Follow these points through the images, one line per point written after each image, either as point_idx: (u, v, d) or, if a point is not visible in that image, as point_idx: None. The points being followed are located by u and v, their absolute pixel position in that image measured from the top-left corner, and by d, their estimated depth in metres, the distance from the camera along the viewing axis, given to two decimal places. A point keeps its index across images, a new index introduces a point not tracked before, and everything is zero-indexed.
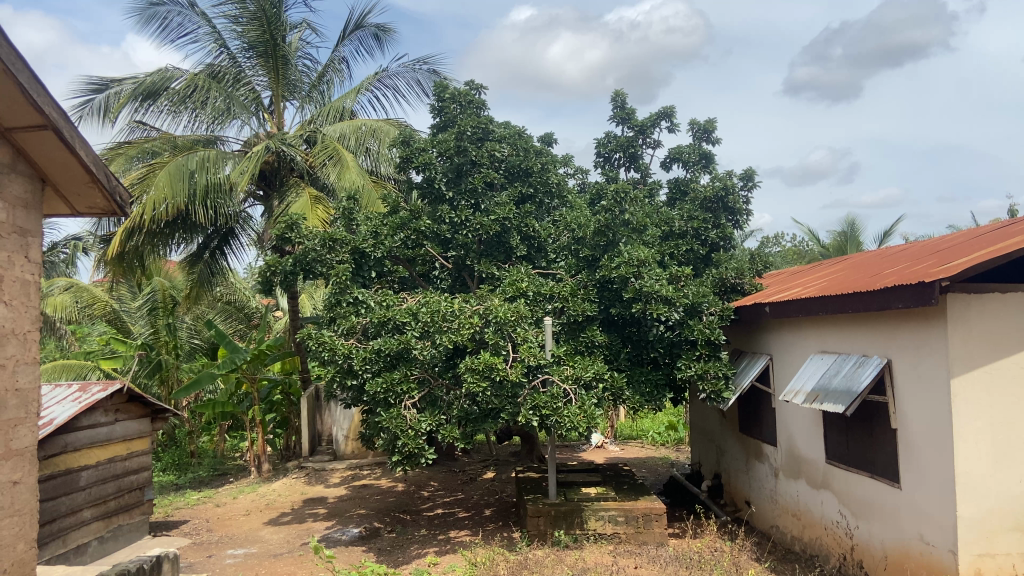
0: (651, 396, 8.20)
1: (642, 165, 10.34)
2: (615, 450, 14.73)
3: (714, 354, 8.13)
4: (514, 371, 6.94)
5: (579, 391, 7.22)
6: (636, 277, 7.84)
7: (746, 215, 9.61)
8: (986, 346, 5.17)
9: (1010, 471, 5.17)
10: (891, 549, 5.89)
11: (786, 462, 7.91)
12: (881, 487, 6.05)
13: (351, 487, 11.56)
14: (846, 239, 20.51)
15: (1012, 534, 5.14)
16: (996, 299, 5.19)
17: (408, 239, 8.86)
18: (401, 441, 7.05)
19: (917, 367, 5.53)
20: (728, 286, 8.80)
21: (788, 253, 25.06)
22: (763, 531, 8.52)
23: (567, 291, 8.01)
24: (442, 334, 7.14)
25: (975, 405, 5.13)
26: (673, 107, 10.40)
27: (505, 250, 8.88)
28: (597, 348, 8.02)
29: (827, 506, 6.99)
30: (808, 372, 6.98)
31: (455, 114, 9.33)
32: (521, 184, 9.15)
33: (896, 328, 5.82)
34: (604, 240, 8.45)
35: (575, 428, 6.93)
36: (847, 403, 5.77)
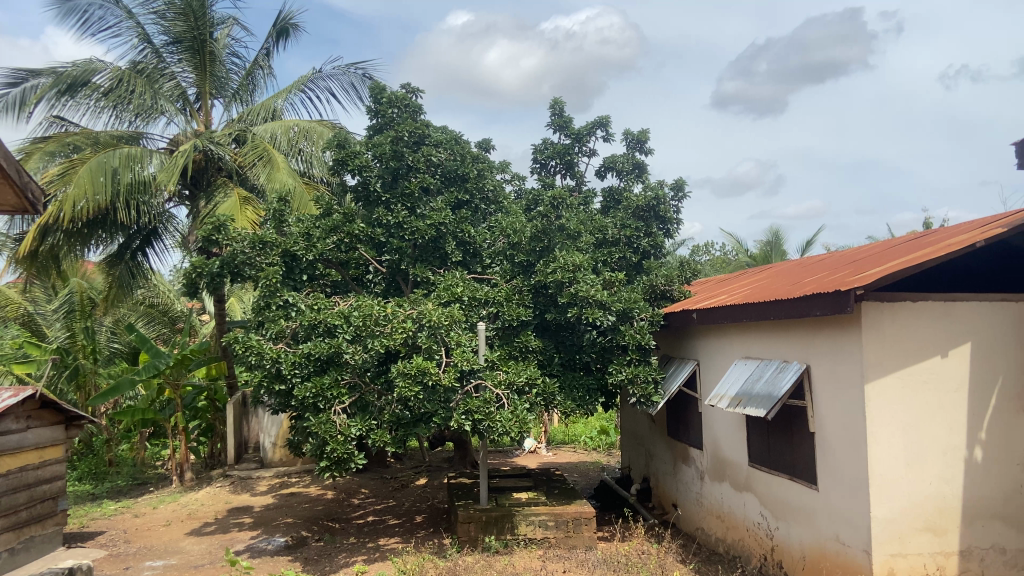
0: (583, 400, 8.27)
1: (578, 173, 10.45)
2: (549, 455, 14.83)
3: (644, 358, 8.26)
4: (447, 376, 6.92)
5: (512, 396, 7.30)
6: (571, 282, 7.93)
7: (677, 224, 9.83)
8: (898, 352, 5.40)
9: (921, 472, 5.38)
10: (809, 550, 6.08)
11: (711, 465, 8.11)
12: (800, 489, 6.24)
13: (279, 495, 11.32)
14: (771, 248, 21.19)
15: (923, 535, 5.35)
16: (907, 308, 5.42)
17: (341, 242, 8.65)
18: (329, 446, 6.94)
19: (835, 373, 5.73)
20: (658, 293, 9.01)
21: (717, 262, 25.70)
22: (688, 533, 8.72)
23: (502, 296, 8.01)
24: (374, 338, 7.05)
25: (887, 410, 5.35)
26: (608, 116, 10.55)
27: (440, 255, 8.83)
28: (531, 353, 7.96)
29: (749, 507, 7.18)
30: (732, 377, 7.16)
31: (392, 118, 9.24)
32: (457, 189, 9.14)
33: (814, 335, 6.04)
34: (539, 245, 8.44)
35: (507, 433, 6.98)
36: (769, 407, 5.94)
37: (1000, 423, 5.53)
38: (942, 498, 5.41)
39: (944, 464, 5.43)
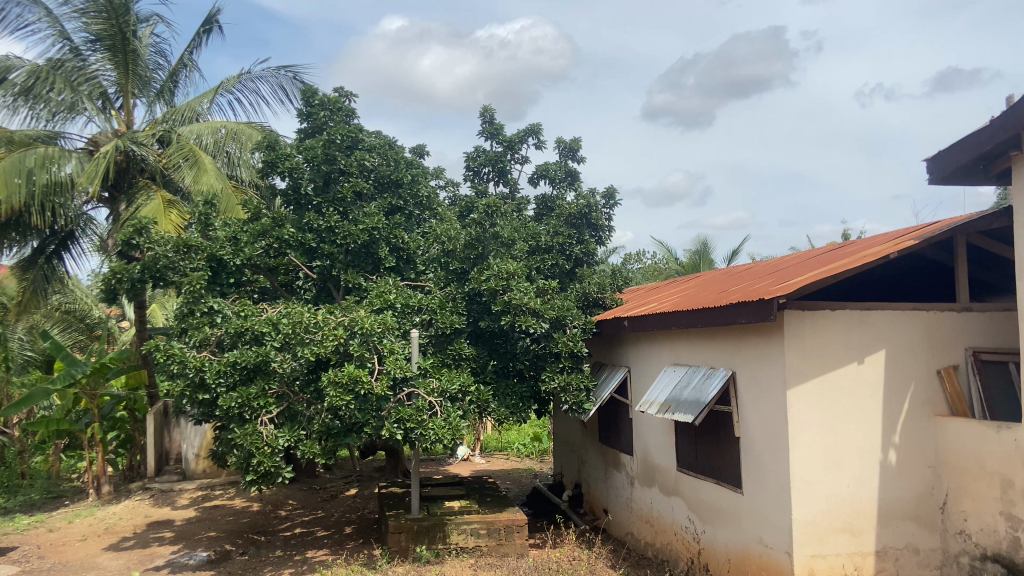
0: (516, 408, 8.28)
1: (511, 180, 10.48)
2: (481, 463, 14.79)
3: (577, 365, 8.34)
4: (379, 384, 6.83)
5: (445, 403, 7.25)
6: (504, 289, 7.94)
7: (609, 231, 9.93)
8: (818, 359, 5.59)
9: (839, 475, 5.57)
10: (734, 553, 6.22)
11: (641, 470, 8.21)
12: (726, 493, 6.39)
13: (202, 508, 10.96)
14: (699, 257, 21.67)
15: (841, 536, 5.54)
16: (826, 317, 5.61)
17: (269, 247, 8.57)
18: (255, 459, 6.75)
19: (759, 380, 5.89)
20: (590, 301, 9.12)
21: (649, 271, 26.12)
22: (619, 538, 8.79)
23: (436, 303, 7.95)
24: (304, 346, 6.91)
25: (808, 415, 5.53)
26: (541, 124, 10.62)
27: (373, 261, 8.72)
28: (464, 360, 7.95)
29: (677, 511, 7.31)
30: (661, 384, 7.27)
31: (323, 121, 9.08)
32: (390, 195, 9.05)
33: (740, 343, 6.20)
34: (472, 253, 8.46)
35: (440, 441, 6.95)
36: (696, 413, 6.06)
37: (913, 427, 5.77)
38: (859, 500, 5.61)
39: (860, 467, 5.63)
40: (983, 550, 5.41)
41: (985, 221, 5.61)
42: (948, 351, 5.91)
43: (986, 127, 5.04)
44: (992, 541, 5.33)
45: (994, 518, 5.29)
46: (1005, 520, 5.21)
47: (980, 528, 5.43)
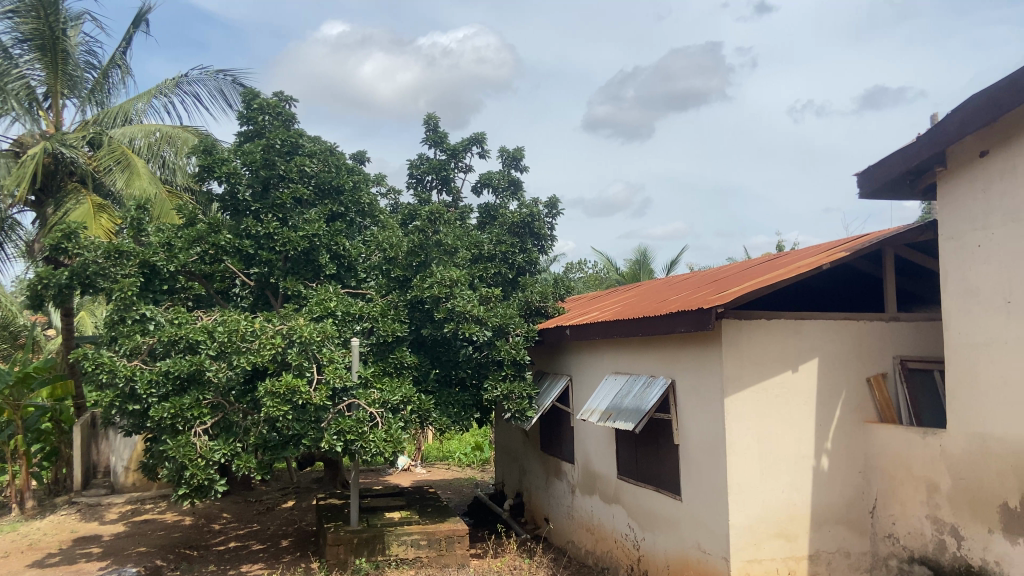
0: (459, 416, 8.22)
1: (455, 189, 10.44)
2: (422, 473, 14.67)
3: (519, 374, 8.34)
4: (318, 394, 6.70)
5: (386, 414, 7.17)
6: (447, 297, 7.90)
7: (552, 241, 9.95)
8: (754, 367, 5.71)
9: (775, 480, 5.70)
10: (672, 559, 6.30)
11: (581, 478, 8.27)
12: (665, 499, 6.47)
13: (132, 522, 10.56)
14: (639, 267, 21.99)
15: (776, 541, 5.66)
16: (762, 326, 5.74)
17: (206, 253, 8.38)
18: (188, 471, 6.55)
19: (697, 388, 5.99)
20: (533, 309, 9.17)
21: (590, 280, 26.39)
22: (561, 547, 8.79)
23: (377, 311, 7.84)
24: (240, 355, 6.73)
25: (745, 423, 5.64)
26: (484, 133, 10.62)
27: (313, 268, 8.57)
28: (406, 369, 7.87)
29: (617, 519, 7.36)
30: (602, 392, 7.33)
31: (263, 125, 8.88)
32: (331, 201, 8.89)
33: (679, 352, 6.29)
34: (415, 260, 8.39)
35: (380, 453, 6.89)
36: (636, 421, 6.13)
37: (844, 433, 5.95)
38: (793, 505, 5.74)
39: (794, 472, 5.77)
40: (911, 553, 5.58)
41: (911, 234, 5.84)
42: (877, 359, 6.11)
43: (914, 143, 5.24)
44: (920, 544, 5.50)
45: (922, 521, 5.47)
46: (932, 523, 5.38)
47: (908, 531, 5.61)
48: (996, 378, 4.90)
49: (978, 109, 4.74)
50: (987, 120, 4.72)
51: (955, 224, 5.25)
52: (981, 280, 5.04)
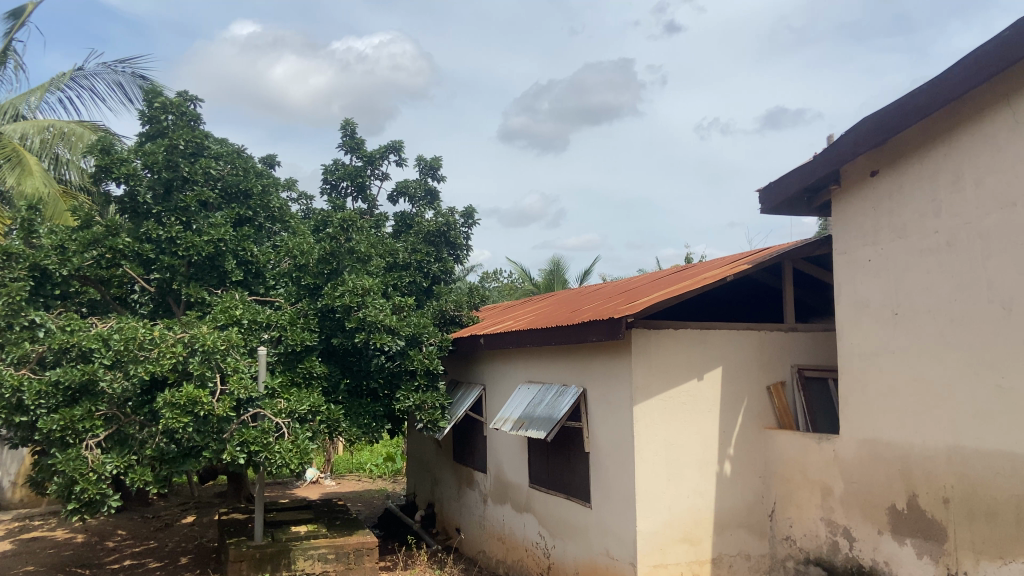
0: (369, 427, 8.09)
1: (370, 196, 10.29)
2: (331, 485, 14.36)
3: (431, 384, 8.35)
4: (221, 405, 6.45)
5: (293, 424, 6.97)
6: (359, 306, 7.78)
7: (467, 250, 9.96)
8: (662, 376, 5.85)
9: (680, 486, 5.84)
10: (582, 565, 6.37)
11: (493, 487, 8.26)
12: (575, 507, 6.54)
13: (17, 541, 9.90)
14: (554, 278, 22.24)
15: (681, 545, 5.79)
16: (670, 336, 5.90)
17: (102, 257, 7.90)
18: (78, 486, 6.17)
19: (607, 396, 6.09)
20: (447, 318, 9.18)
21: (506, 290, 26.53)
22: (471, 557, 8.78)
23: (286, 319, 7.61)
24: (137, 364, 6.42)
25: (652, 430, 5.77)
26: (401, 141, 10.53)
27: (218, 274, 8.28)
28: (315, 379, 7.68)
29: (528, 528, 7.39)
30: (515, 401, 7.35)
31: (166, 125, 8.52)
32: (238, 206, 8.64)
33: (590, 361, 6.39)
34: (327, 268, 8.15)
35: (286, 465, 6.68)
36: (549, 429, 6.18)
37: (745, 440, 6.16)
38: (697, 509, 5.90)
39: (699, 478, 5.93)
40: (806, 554, 5.80)
41: (809, 248, 6.13)
42: (776, 367, 6.36)
43: (810, 162, 5.50)
44: (815, 546, 5.73)
45: (817, 524, 5.71)
46: (826, 525, 5.62)
47: (804, 533, 5.84)
48: (885, 386, 5.18)
49: (870, 131, 5.02)
50: (878, 142, 5.00)
51: (848, 239, 5.54)
52: (871, 293, 5.33)
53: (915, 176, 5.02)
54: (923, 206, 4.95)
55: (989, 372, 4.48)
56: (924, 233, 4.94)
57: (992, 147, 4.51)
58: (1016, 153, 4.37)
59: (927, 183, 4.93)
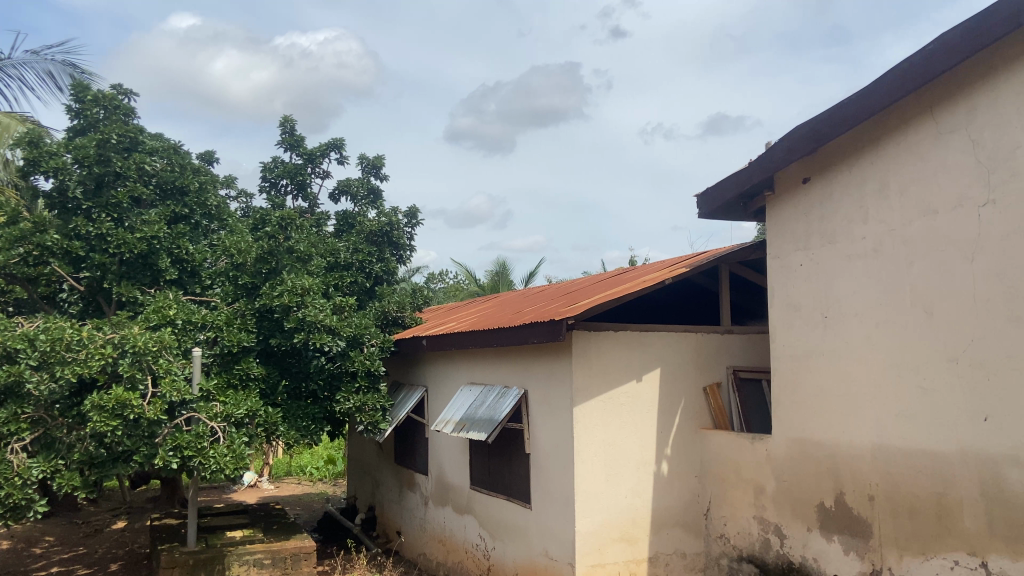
0: (308, 430, 7.92)
1: (310, 195, 10.14)
2: (270, 488, 14.09)
3: (373, 385, 8.32)
4: (152, 408, 6.27)
5: (228, 428, 6.81)
6: (298, 306, 7.65)
7: (410, 250, 9.90)
8: (602, 377, 5.91)
9: (618, 487, 5.91)
10: (521, 566, 6.39)
11: (435, 490, 8.22)
12: (515, 508, 6.56)
13: None
14: (499, 279, 22.27)
15: (618, 545, 5.86)
16: (610, 338, 5.96)
17: (29, 254, 7.60)
18: (2, 492, 5.93)
19: (548, 397, 6.12)
20: (389, 319, 9.17)
21: (452, 291, 26.46)
22: (412, 560, 8.73)
23: (223, 319, 7.43)
24: (64, 366, 6.17)
25: (591, 431, 5.82)
26: (343, 138, 10.40)
27: (151, 273, 8.05)
28: (252, 381, 7.51)
29: (468, 529, 7.39)
30: (456, 403, 7.32)
31: (97, 119, 8.23)
32: (174, 203, 8.40)
33: (531, 362, 6.41)
34: (265, 267, 7.99)
35: (221, 470, 6.50)
36: (489, 430, 6.19)
37: (682, 440, 6.27)
38: (634, 509, 5.97)
39: (637, 478, 6.01)
40: (739, 552, 5.93)
41: (744, 252, 6.27)
42: (712, 369, 6.49)
43: (746, 168, 5.62)
44: (747, 543, 5.86)
45: (749, 521, 5.84)
46: (758, 523, 5.75)
47: (737, 531, 5.96)
48: (815, 387, 5.33)
49: (802, 140, 5.16)
50: (810, 150, 5.14)
51: (781, 244, 5.69)
52: (802, 296, 5.48)
53: (843, 184, 5.18)
54: (852, 212, 5.12)
55: (912, 374, 4.65)
56: (852, 239, 5.10)
57: (916, 157, 4.69)
58: (939, 163, 4.55)
59: (856, 190, 5.09)
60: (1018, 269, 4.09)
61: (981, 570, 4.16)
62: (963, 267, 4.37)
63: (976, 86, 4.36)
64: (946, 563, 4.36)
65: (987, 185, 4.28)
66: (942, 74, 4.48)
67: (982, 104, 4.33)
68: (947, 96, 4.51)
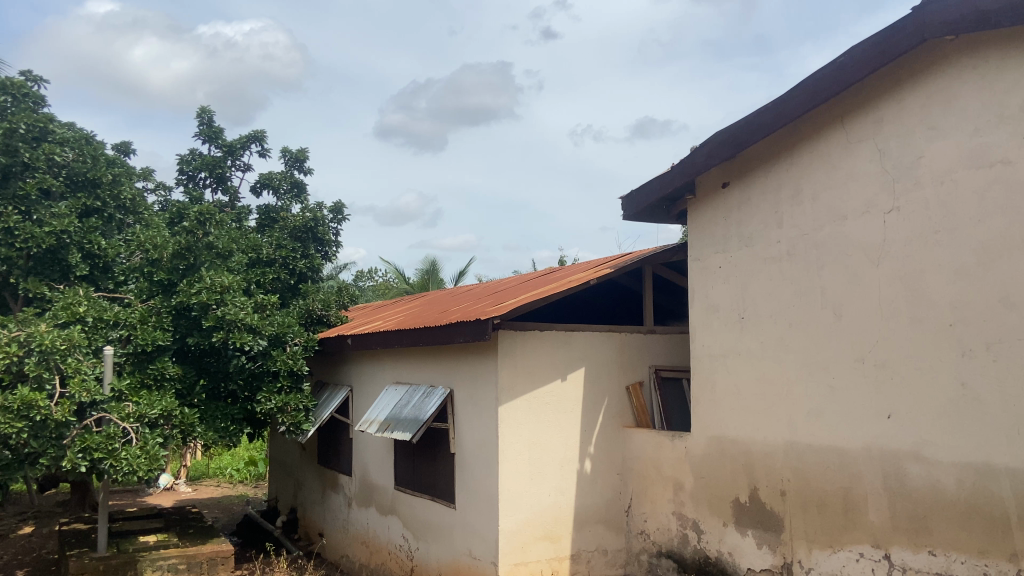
0: (226, 431, 7.70)
1: (231, 188, 9.87)
2: (187, 491, 13.66)
3: (295, 385, 8.17)
4: (60, 409, 6.00)
5: (142, 429, 6.57)
6: (216, 304, 7.41)
7: (335, 247, 9.75)
8: (527, 376, 5.94)
9: (541, 485, 5.95)
10: (444, 566, 6.38)
11: (358, 491, 8.11)
12: (439, 508, 6.53)
13: None
14: (428, 277, 22.14)
15: (541, 543, 5.91)
16: (535, 338, 6.00)
17: None
18: None
19: (473, 397, 6.12)
20: (314, 317, 8.95)
21: (380, 289, 26.17)
22: (334, 562, 8.60)
23: (137, 317, 7.14)
24: None
25: (516, 430, 5.84)
26: (265, 130, 10.16)
27: (61, 268, 7.71)
28: (167, 381, 7.23)
29: (392, 530, 7.32)
30: (381, 403, 7.24)
31: (2, 107, 7.81)
32: (86, 195, 8.01)
33: (457, 362, 6.40)
34: (182, 263, 7.67)
35: (133, 472, 6.28)
36: (414, 430, 6.15)
37: (605, 438, 6.36)
38: (557, 507, 6.03)
39: (560, 476, 6.06)
40: (658, 548, 6.05)
41: (666, 254, 6.41)
42: (635, 368, 6.60)
43: (668, 172, 5.74)
44: (666, 539, 5.98)
45: (668, 517, 5.97)
46: (676, 519, 5.89)
47: (657, 527, 6.09)
48: (732, 387, 5.48)
49: (721, 145, 5.30)
50: (729, 156, 5.29)
51: (701, 247, 5.83)
52: (721, 297, 5.63)
53: (760, 189, 5.35)
54: (768, 217, 5.28)
55: (821, 373, 4.83)
56: (768, 243, 5.27)
57: (828, 165, 4.88)
58: (848, 171, 4.74)
59: (772, 196, 5.26)
60: (919, 274, 4.31)
61: (884, 561, 4.37)
62: (870, 271, 4.57)
63: (883, 98, 4.57)
64: (852, 555, 4.55)
65: (892, 193, 4.48)
66: (852, 86, 4.67)
67: (889, 116, 4.54)
68: (857, 108, 4.71)
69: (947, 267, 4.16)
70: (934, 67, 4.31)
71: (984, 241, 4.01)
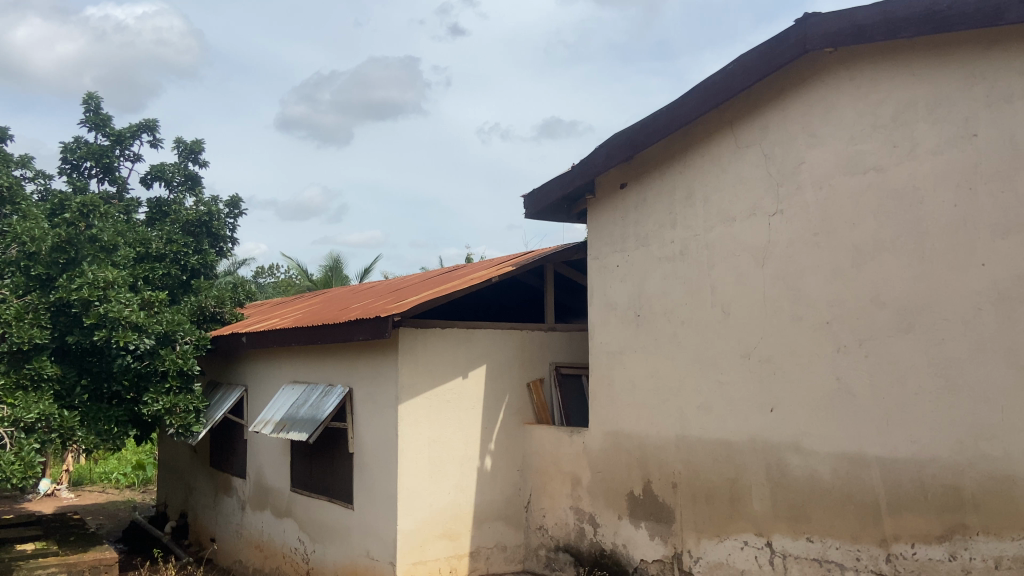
0: (110, 434, 7.32)
1: (119, 178, 9.37)
2: (69, 498, 12.92)
3: (184, 386, 7.86)
4: None
5: (18, 435, 6.14)
6: (99, 301, 7.00)
7: (231, 243, 9.41)
8: (428, 374, 5.90)
9: (441, 483, 5.93)
10: (341, 568, 6.26)
11: (253, 493, 7.86)
12: (336, 509, 6.40)
13: None
14: (332, 274, 21.69)
15: (440, 541, 5.88)
16: (436, 335, 5.96)
17: None
18: None
19: (373, 395, 6.03)
20: (206, 315, 8.61)
21: (283, 285, 25.44)
22: (226, 568, 8.30)
23: (12, 314, 6.64)
24: None
25: (416, 428, 5.79)
26: (156, 119, 9.68)
27: None
28: (46, 382, 6.77)
29: (287, 533, 7.13)
30: (278, 402, 7.03)
31: None
32: None
33: (356, 360, 6.29)
34: (61, 257, 7.24)
35: (9, 480, 5.87)
36: (311, 430, 6.00)
37: (505, 435, 6.39)
38: (457, 505, 6.02)
39: (460, 474, 6.05)
40: (556, 542, 6.12)
41: (567, 253, 6.50)
42: (535, 365, 6.66)
43: (569, 172, 5.82)
44: (564, 533, 6.07)
45: (566, 512, 6.05)
46: (574, 513, 5.98)
47: (555, 522, 6.16)
48: (628, 383, 5.61)
49: (620, 147, 5.41)
50: (626, 157, 5.40)
51: (600, 246, 5.94)
52: (618, 296, 5.75)
53: (656, 190, 5.49)
54: (663, 218, 5.43)
55: (711, 369, 5.00)
56: (663, 243, 5.42)
57: (719, 168, 5.05)
58: (737, 175, 4.92)
59: (666, 197, 5.41)
60: (800, 274, 4.52)
61: (766, 549, 4.57)
62: (756, 271, 4.77)
63: (770, 106, 4.77)
64: (737, 544, 4.74)
65: (776, 197, 4.68)
66: (742, 93, 4.86)
67: (775, 123, 4.74)
68: (746, 114, 4.90)
69: (826, 267, 4.38)
70: (816, 77, 4.53)
71: (859, 244, 4.25)
